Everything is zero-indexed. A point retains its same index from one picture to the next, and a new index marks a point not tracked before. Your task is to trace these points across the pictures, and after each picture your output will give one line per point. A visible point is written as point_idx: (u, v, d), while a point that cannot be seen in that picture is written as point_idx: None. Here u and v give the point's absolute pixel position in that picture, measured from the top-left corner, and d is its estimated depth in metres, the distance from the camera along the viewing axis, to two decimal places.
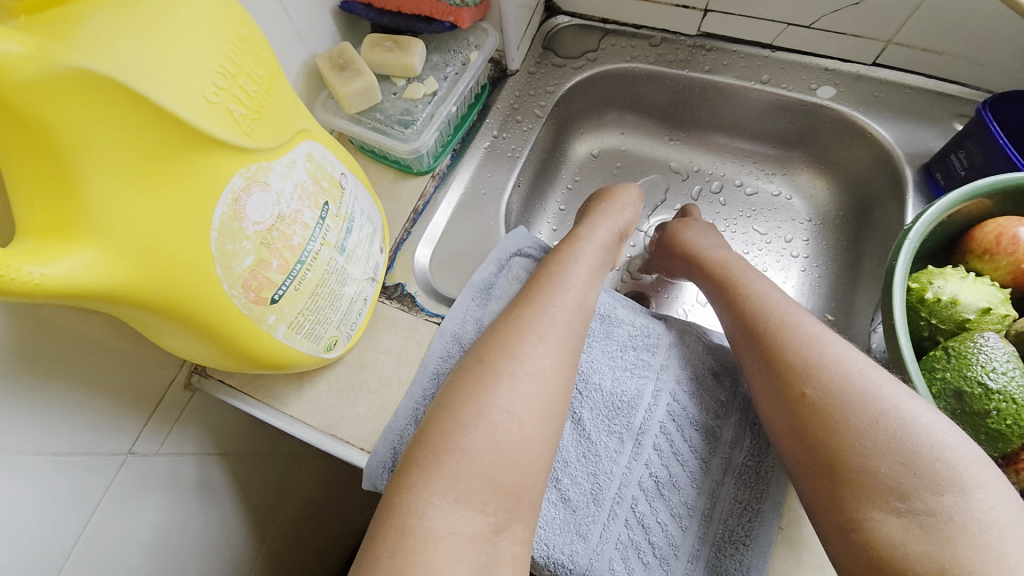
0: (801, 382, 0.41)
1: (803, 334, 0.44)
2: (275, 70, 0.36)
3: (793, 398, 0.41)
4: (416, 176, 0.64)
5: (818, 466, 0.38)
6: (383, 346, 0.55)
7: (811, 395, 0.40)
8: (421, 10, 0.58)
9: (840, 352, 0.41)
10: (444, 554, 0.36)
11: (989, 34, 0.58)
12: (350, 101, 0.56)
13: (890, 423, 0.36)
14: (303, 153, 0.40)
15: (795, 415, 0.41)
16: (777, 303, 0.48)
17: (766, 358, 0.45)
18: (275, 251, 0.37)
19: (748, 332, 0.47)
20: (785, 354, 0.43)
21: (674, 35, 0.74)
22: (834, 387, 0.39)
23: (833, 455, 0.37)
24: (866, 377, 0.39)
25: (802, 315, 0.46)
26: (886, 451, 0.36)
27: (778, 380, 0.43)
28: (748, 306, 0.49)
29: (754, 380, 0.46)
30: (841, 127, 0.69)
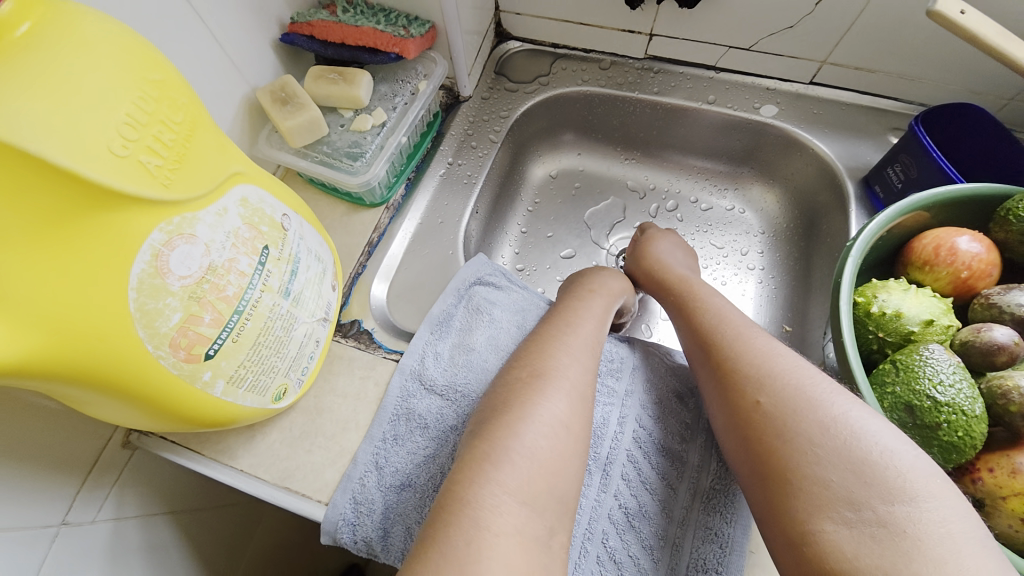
0: (755, 391, 0.41)
1: (757, 347, 0.44)
2: (198, 113, 0.34)
3: (748, 406, 0.40)
4: (369, 209, 0.62)
5: (768, 478, 0.37)
6: (341, 389, 0.52)
7: (762, 402, 0.40)
8: (365, 42, 0.57)
9: (790, 361, 0.42)
10: (512, 547, 0.33)
11: (914, 52, 0.62)
12: (294, 135, 0.54)
13: (837, 431, 0.36)
14: (236, 197, 0.38)
15: (750, 421, 0.40)
16: (730, 317, 0.48)
17: (717, 372, 0.45)
18: (207, 304, 0.35)
19: (704, 346, 0.47)
20: (737, 362, 0.43)
21: (623, 58, 0.75)
22: (785, 391, 0.39)
23: (785, 457, 0.37)
24: (812, 384, 0.39)
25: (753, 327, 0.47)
26: (832, 454, 0.35)
27: (728, 393, 0.43)
28: (704, 323, 0.49)
29: (710, 393, 0.45)
30: (784, 141, 0.71)
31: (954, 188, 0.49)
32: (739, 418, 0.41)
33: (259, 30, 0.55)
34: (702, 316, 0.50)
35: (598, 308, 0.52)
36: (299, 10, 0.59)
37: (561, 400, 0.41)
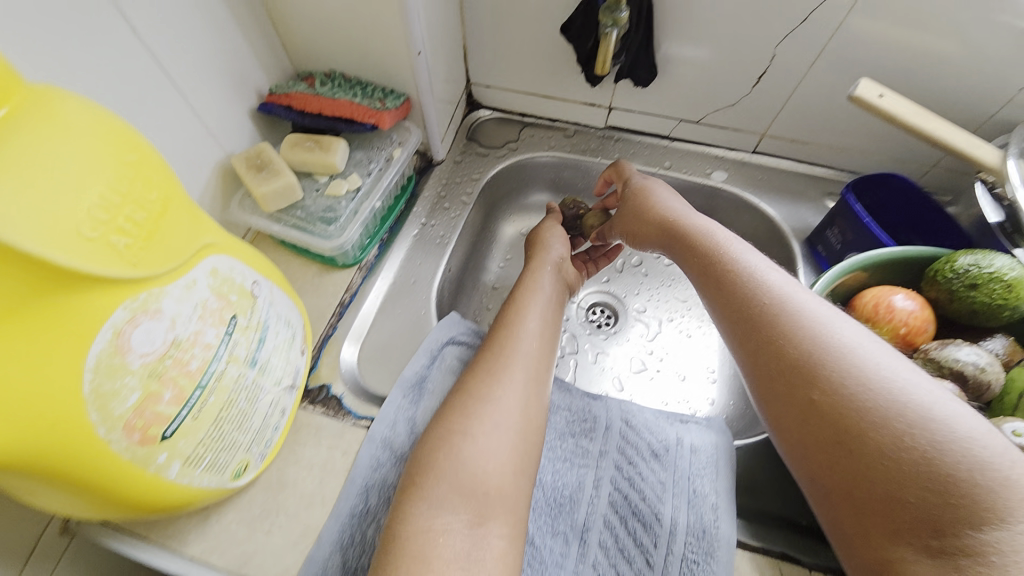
0: (811, 388, 0.39)
1: (809, 330, 0.41)
2: (172, 188, 0.35)
3: (804, 407, 0.39)
4: (341, 270, 0.63)
5: (839, 491, 0.37)
6: (306, 461, 0.50)
7: (825, 404, 0.38)
8: (342, 112, 0.60)
9: (854, 352, 0.39)
10: (427, 543, 0.40)
11: (840, 128, 0.69)
12: (269, 200, 0.55)
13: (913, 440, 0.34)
14: (207, 267, 0.37)
15: (814, 428, 0.38)
16: (775, 297, 0.44)
17: (767, 367, 0.42)
18: (168, 380, 0.34)
19: (747, 331, 0.44)
20: (791, 356, 0.41)
21: (585, 127, 0.81)
22: (853, 392, 0.37)
23: (858, 472, 0.35)
24: (881, 380, 0.37)
25: (809, 304, 0.43)
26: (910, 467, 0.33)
27: (781, 393, 0.41)
28: (746, 303, 0.45)
29: (755, 387, 0.43)
30: (735, 204, 0.77)
31: (885, 251, 0.54)
32: (798, 419, 0.39)
33: (235, 99, 0.56)
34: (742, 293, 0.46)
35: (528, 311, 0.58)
36: (277, 82, 0.62)
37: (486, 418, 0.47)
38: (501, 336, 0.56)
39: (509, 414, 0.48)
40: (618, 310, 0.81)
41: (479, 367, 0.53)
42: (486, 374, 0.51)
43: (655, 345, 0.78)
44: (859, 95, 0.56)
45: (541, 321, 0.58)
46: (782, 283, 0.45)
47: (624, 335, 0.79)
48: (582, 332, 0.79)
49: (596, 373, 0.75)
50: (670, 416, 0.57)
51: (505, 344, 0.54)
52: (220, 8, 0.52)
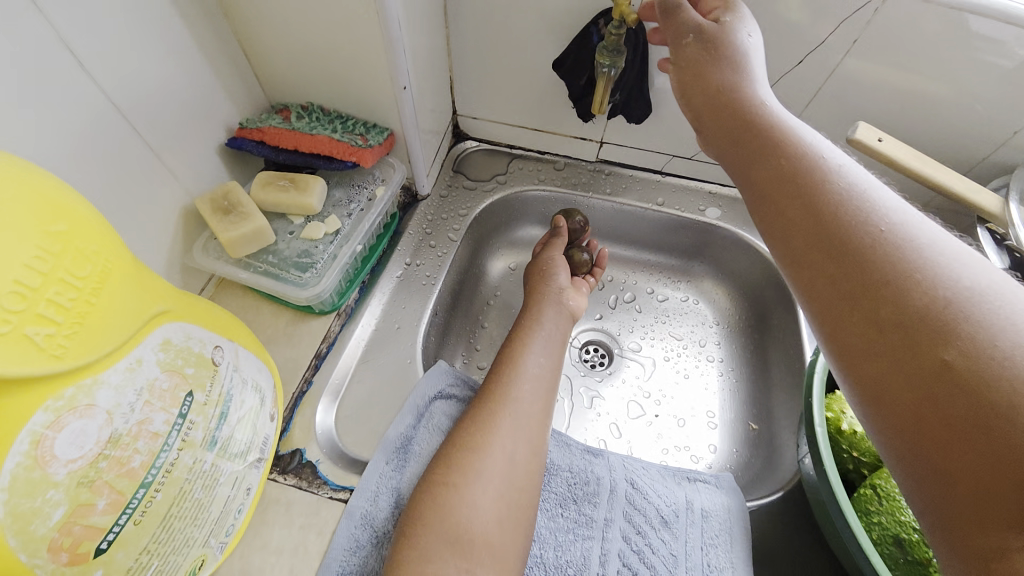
0: (936, 343, 0.26)
1: (912, 260, 0.29)
2: (113, 256, 0.30)
3: (931, 375, 0.26)
4: (318, 317, 0.58)
5: (918, 464, 0.26)
6: (274, 544, 0.44)
7: (921, 342, 0.27)
8: (320, 149, 0.55)
9: (954, 274, 0.28)
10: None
11: None
12: (236, 246, 0.49)
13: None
14: (155, 341, 0.32)
15: (902, 381, 0.27)
16: (878, 221, 0.31)
17: (832, 298, 0.31)
18: (102, 486, 0.28)
19: (836, 268, 0.31)
20: (899, 297, 0.28)
21: (576, 160, 0.78)
22: (960, 327, 0.26)
23: (953, 432, 0.25)
24: (991, 309, 0.26)
25: (879, 211, 0.32)
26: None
27: (849, 331, 0.30)
28: (806, 212, 0.33)
29: (841, 350, 0.30)
30: (732, 241, 0.76)
31: None
32: (906, 391, 0.27)
33: (201, 136, 0.51)
34: (798, 198, 0.34)
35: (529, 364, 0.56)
36: (248, 115, 0.57)
37: (486, 484, 0.46)
38: (489, 385, 0.54)
39: (509, 480, 0.47)
40: (612, 349, 0.77)
41: (468, 418, 0.51)
42: (476, 428, 0.49)
43: (653, 387, 0.74)
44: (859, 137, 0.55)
45: (530, 369, 0.55)
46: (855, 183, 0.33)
47: (619, 376, 0.74)
48: (575, 374, 0.75)
49: (591, 419, 0.71)
50: (678, 475, 0.54)
51: (497, 396, 0.52)
52: (184, 40, 0.47)
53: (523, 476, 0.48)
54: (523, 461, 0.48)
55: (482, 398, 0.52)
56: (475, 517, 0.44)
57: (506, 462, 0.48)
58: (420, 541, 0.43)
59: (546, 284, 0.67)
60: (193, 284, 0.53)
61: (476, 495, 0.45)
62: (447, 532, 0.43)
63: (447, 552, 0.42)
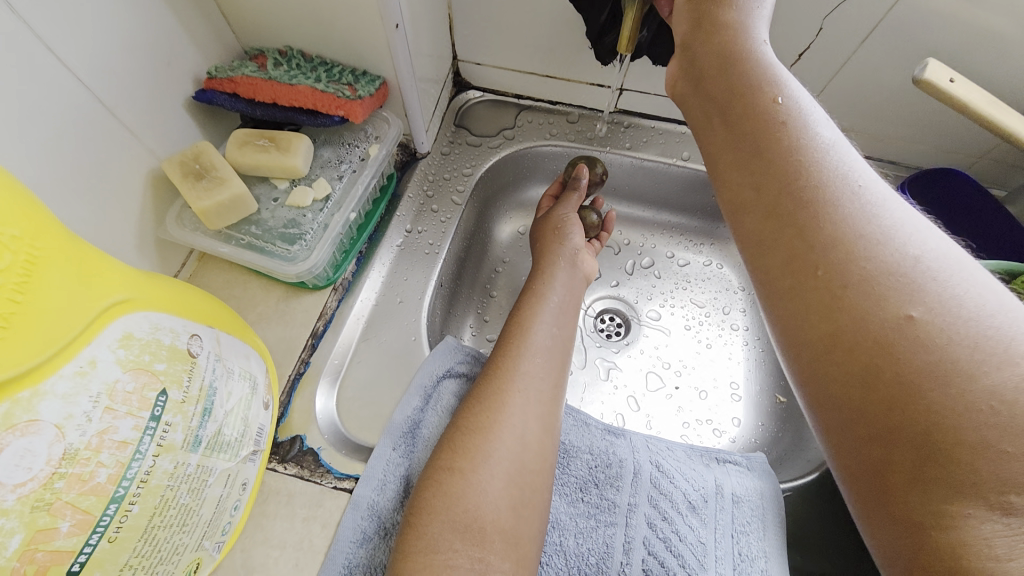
0: (896, 298, 0.25)
1: (877, 216, 0.27)
2: (38, 242, 0.24)
3: (886, 329, 0.24)
4: (313, 292, 0.53)
5: (865, 426, 0.25)
6: (277, 538, 0.42)
7: (888, 296, 0.25)
8: (301, 102, 0.48)
9: (911, 234, 0.26)
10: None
11: (885, 114, 0.60)
12: (213, 216, 0.44)
13: (989, 351, 0.22)
14: (111, 338, 0.27)
15: (853, 333, 0.25)
16: (847, 172, 0.28)
17: (798, 249, 0.28)
18: (63, 508, 0.25)
19: (805, 214, 0.28)
20: (863, 250, 0.26)
21: (591, 110, 0.70)
22: (926, 285, 0.25)
23: (897, 388, 0.24)
24: (949, 271, 0.25)
25: (853, 160, 0.29)
26: (986, 390, 0.22)
27: (810, 286, 0.27)
28: (777, 157, 0.30)
29: (793, 298, 0.28)
30: None
31: None
32: (854, 345, 0.25)
33: (163, 90, 0.44)
34: (770, 141, 0.30)
35: (545, 342, 0.51)
36: (217, 63, 0.49)
37: (499, 474, 0.42)
38: (497, 361, 0.49)
39: (525, 468, 0.43)
40: (629, 318, 0.72)
41: (473, 396, 0.47)
42: (485, 409, 0.45)
43: (672, 358, 0.69)
44: (925, 77, 0.47)
45: (544, 345, 0.51)
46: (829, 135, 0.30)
47: (636, 347, 0.70)
48: (590, 344, 0.70)
49: (607, 392, 0.66)
50: (706, 457, 0.53)
51: (509, 378, 0.47)
52: None
53: (534, 457, 0.44)
54: (534, 439, 0.45)
55: (489, 374, 0.48)
56: (486, 503, 0.41)
57: (517, 442, 0.44)
58: (429, 528, 0.40)
59: (557, 248, 0.61)
60: (170, 259, 0.48)
61: (489, 487, 0.41)
62: (455, 519, 0.40)
63: (459, 544, 0.39)
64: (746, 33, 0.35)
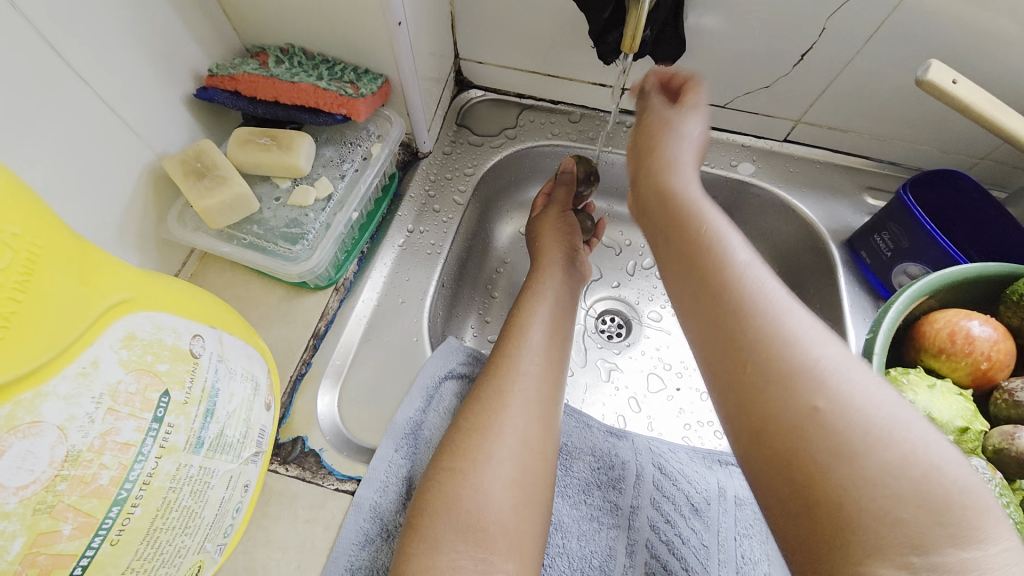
0: (805, 390, 0.27)
1: (789, 321, 0.30)
2: (41, 240, 0.24)
3: (798, 417, 0.27)
4: (314, 292, 0.53)
5: (793, 512, 0.27)
6: (279, 540, 0.42)
7: (801, 394, 0.27)
8: (304, 100, 0.48)
9: (817, 337, 0.30)
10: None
11: (886, 115, 0.60)
12: (214, 216, 0.44)
13: (877, 434, 0.26)
14: (113, 338, 0.27)
15: (765, 416, 0.28)
16: (765, 280, 0.32)
17: (722, 347, 0.31)
18: (65, 510, 0.25)
19: (734, 318, 0.31)
20: (776, 350, 0.29)
21: (593, 110, 0.70)
22: (827, 378, 0.28)
23: (803, 465, 0.26)
24: (848, 366, 0.28)
25: (769, 273, 0.33)
26: (871, 465, 0.25)
27: (735, 382, 0.30)
28: (712, 264, 0.33)
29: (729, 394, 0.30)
30: (765, 201, 0.68)
31: (968, 268, 0.47)
32: (773, 434, 0.28)
33: (165, 87, 0.44)
34: (699, 250, 0.35)
35: (549, 343, 0.51)
36: (219, 61, 0.49)
37: (504, 475, 0.42)
38: (499, 361, 0.49)
39: (529, 468, 0.43)
40: (630, 318, 0.72)
41: (475, 397, 0.47)
42: (487, 410, 0.45)
43: (674, 359, 0.69)
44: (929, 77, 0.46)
45: (546, 346, 0.50)
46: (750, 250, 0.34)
47: (638, 348, 0.70)
48: (591, 345, 0.70)
49: (609, 392, 0.66)
50: (709, 458, 0.52)
51: (512, 378, 0.47)
52: None
53: (537, 458, 0.44)
54: (536, 439, 0.45)
55: (490, 374, 0.48)
56: (489, 504, 0.41)
57: (519, 443, 0.44)
58: (432, 528, 0.40)
59: (556, 247, 0.60)
60: (171, 259, 0.47)
61: (493, 487, 0.41)
62: (457, 520, 0.40)
63: (462, 546, 0.39)
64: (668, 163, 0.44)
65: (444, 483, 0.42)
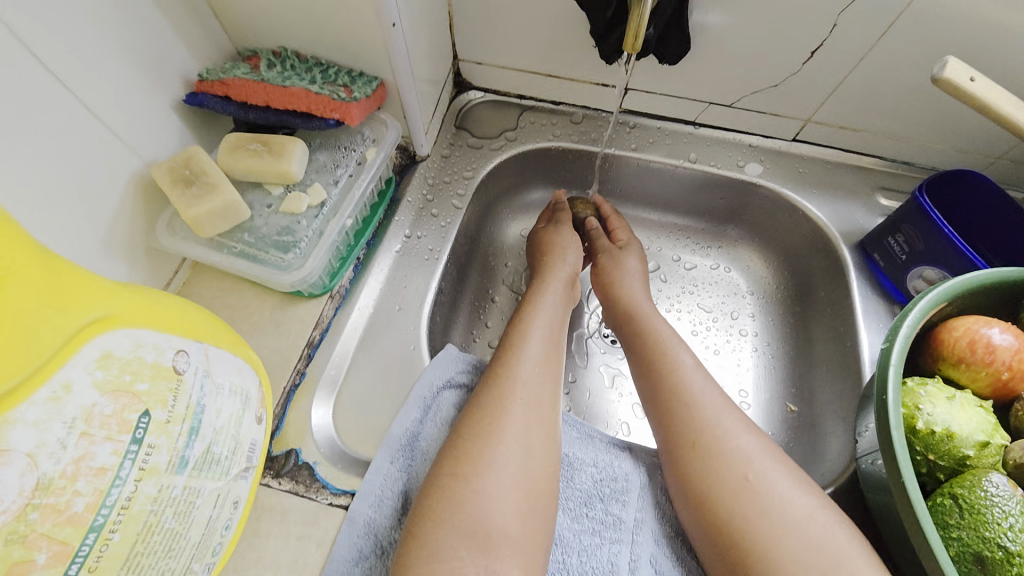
0: (741, 465, 0.43)
1: (720, 417, 0.46)
2: (5, 262, 0.24)
3: (735, 481, 0.42)
4: (309, 300, 0.51)
5: (709, 544, 0.43)
6: (271, 557, 0.41)
7: (727, 469, 0.43)
8: (295, 104, 0.47)
9: (743, 431, 0.45)
10: None
11: (900, 112, 0.58)
12: (204, 224, 0.42)
13: (790, 500, 0.41)
14: (87, 359, 0.26)
15: (724, 484, 0.43)
16: (695, 379, 0.49)
17: (668, 429, 0.47)
18: (39, 540, 0.24)
19: (668, 402, 0.48)
20: (713, 434, 0.45)
21: (595, 110, 0.68)
22: (752, 458, 0.43)
23: (741, 516, 0.41)
24: (766, 454, 0.44)
25: (698, 373, 0.50)
26: (795, 523, 0.40)
27: (673, 453, 0.46)
28: (659, 365, 0.51)
29: (663, 450, 0.47)
30: (773, 202, 0.66)
31: (990, 273, 0.44)
32: (704, 485, 0.43)
33: (153, 91, 0.43)
34: (657, 357, 0.51)
35: (548, 355, 0.49)
36: (210, 65, 0.48)
37: (504, 491, 0.40)
38: (495, 370, 0.47)
39: (528, 483, 0.42)
40: None
41: (472, 406, 0.45)
42: (487, 417, 0.43)
43: None
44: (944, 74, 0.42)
45: (546, 356, 0.49)
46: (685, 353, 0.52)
47: None
48: (594, 351, 0.68)
49: (613, 400, 0.65)
50: None
51: (511, 390, 0.45)
52: None
53: (541, 465, 0.43)
54: (538, 446, 0.44)
55: (488, 383, 0.46)
56: (487, 522, 0.39)
57: (522, 448, 0.43)
58: (428, 546, 0.38)
59: (560, 267, 0.58)
60: (162, 267, 0.46)
61: (490, 504, 0.40)
62: (459, 526, 0.38)
63: (465, 551, 0.38)
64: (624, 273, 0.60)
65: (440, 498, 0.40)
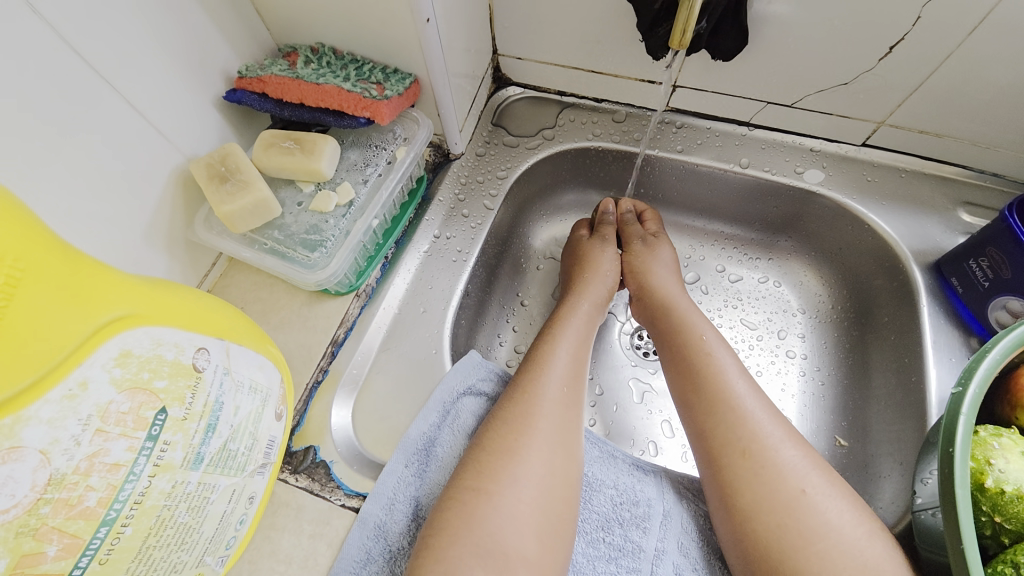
0: (796, 479, 0.40)
1: (768, 429, 0.42)
2: (22, 260, 0.24)
3: (792, 496, 0.39)
4: (336, 298, 0.52)
5: (751, 566, 0.40)
6: (283, 553, 0.41)
7: (779, 486, 0.40)
8: (328, 103, 0.46)
9: (794, 444, 0.42)
10: None
11: (996, 118, 0.50)
12: (236, 220, 0.43)
13: (847, 524, 0.38)
14: (106, 357, 0.26)
15: (778, 501, 0.39)
16: (740, 386, 0.45)
17: (711, 440, 0.44)
18: (49, 532, 0.24)
19: (711, 408, 0.45)
20: (764, 445, 0.42)
21: (640, 109, 0.64)
22: (806, 474, 0.40)
23: (796, 536, 0.38)
24: (818, 469, 0.41)
25: (742, 379, 0.46)
26: (857, 547, 0.37)
27: (716, 467, 0.43)
28: (700, 366, 0.47)
29: (703, 458, 0.44)
30: (834, 213, 0.60)
31: None
32: (753, 499, 0.40)
33: (195, 88, 0.44)
34: (700, 359, 0.48)
35: (570, 368, 0.47)
36: (250, 62, 0.49)
37: (513, 510, 0.39)
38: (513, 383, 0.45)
39: (539, 502, 0.40)
40: None
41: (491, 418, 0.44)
42: (504, 429, 0.42)
43: None
44: None
45: (569, 370, 0.47)
46: (727, 355, 0.48)
47: None
48: (624, 362, 0.65)
49: (641, 416, 0.61)
50: None
51: (529, 404, 0.43)
52: None
53: (557, 483, 0.41)
54: (554, 463, 0.42)
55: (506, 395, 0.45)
56: (494, 544, 0.37)
57: (537, 463, 0.41)
58: (432, 560, 0.37)
59: (590, 278, 0.56)
60: (198, 260, 0.48)
61: (498, 524, 0.38)
62: (470, 543, 0.37)
63: (478, 570, 0.36)
64: (653, 269, 0.56)
65: (448, 510, 0.39)
